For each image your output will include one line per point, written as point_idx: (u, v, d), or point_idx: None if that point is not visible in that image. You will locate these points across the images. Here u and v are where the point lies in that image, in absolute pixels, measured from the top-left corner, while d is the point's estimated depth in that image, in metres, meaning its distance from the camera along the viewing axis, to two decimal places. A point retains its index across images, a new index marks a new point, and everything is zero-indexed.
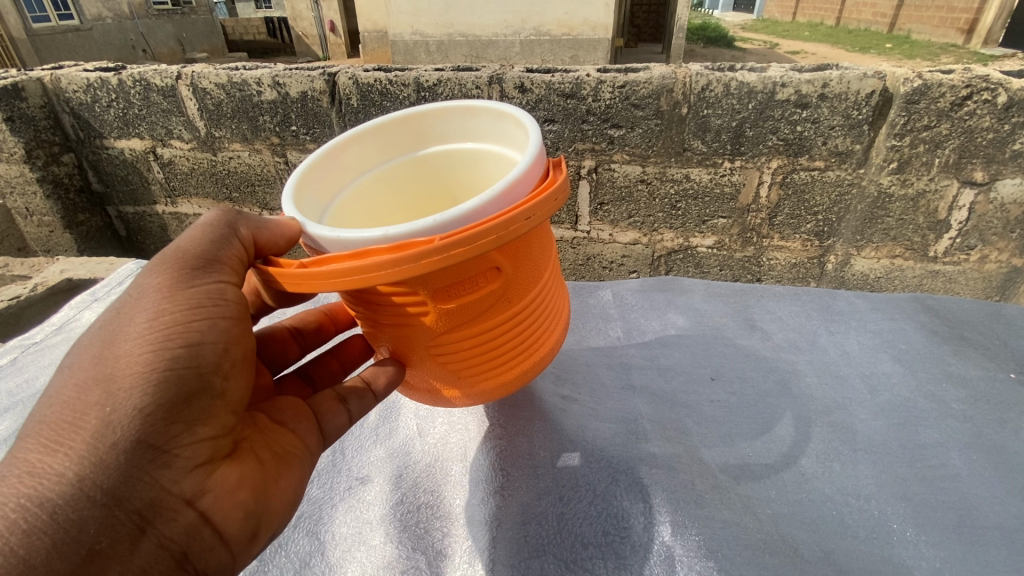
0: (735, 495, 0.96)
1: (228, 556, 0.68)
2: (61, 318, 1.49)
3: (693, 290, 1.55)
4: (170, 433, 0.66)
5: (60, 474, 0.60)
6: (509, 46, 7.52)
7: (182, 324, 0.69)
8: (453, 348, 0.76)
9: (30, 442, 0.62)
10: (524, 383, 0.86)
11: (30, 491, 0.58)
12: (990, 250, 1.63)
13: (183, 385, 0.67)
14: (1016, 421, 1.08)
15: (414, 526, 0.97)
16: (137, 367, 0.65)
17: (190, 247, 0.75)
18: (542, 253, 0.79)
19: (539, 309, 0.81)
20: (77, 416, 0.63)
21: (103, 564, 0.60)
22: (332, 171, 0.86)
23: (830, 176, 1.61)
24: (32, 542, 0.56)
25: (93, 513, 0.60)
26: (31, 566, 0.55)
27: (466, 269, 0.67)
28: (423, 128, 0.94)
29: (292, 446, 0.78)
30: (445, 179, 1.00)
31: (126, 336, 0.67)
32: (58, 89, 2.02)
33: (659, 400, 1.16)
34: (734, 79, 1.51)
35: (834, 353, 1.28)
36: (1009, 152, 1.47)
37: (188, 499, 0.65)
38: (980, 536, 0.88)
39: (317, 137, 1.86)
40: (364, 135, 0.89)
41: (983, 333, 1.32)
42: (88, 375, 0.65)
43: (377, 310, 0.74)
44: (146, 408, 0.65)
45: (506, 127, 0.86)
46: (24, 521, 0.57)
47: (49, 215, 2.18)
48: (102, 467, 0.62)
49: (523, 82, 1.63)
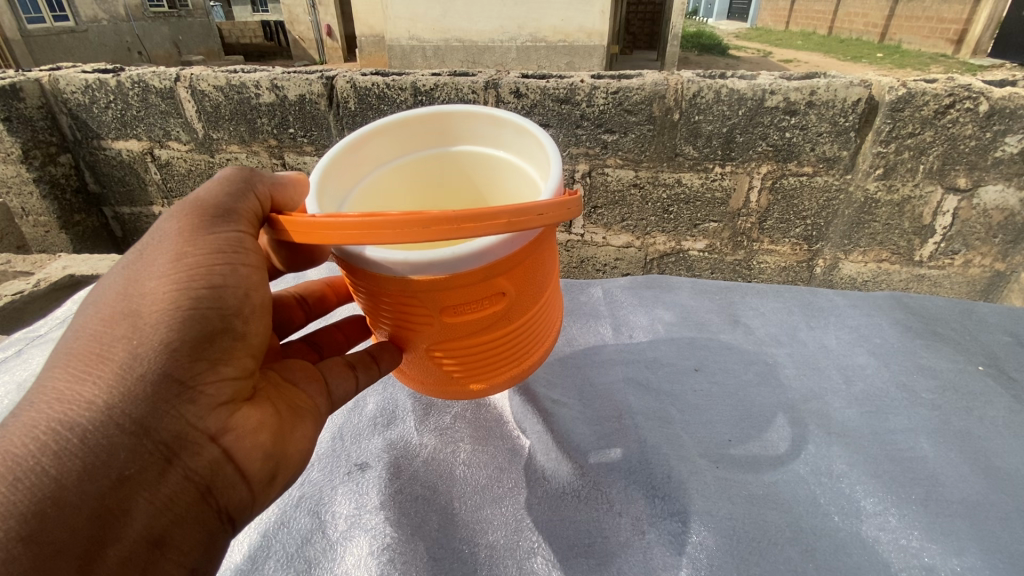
0: (714, 478, 1.00)
1: (248, 492, 0.71)
2: (62, 312, 1.52)
3: (681, 287, 1.60)
4: (195, 369, 0.67)
5: (90, 402, 0.62)
6: (506, 52, 7.60)
7: (204, 268, 0.70)
8: (441, 331, 0.78)
9: (59, 372, 0.64)
10: (500, 379, 0.88)
11: (60, 416, 0.60)
12: (973, 255, 1.69)
13: (207, 326, 0.69)
14: (983, 409, 1.13)
15: (412, 511, 0.99)
16: (162, 306, 0.67)
17: (206, 199, 0.75)
18: (541, 278, 0.83)
19: (523, 322, 0.83)
20: (105, 349, 0.65)
21: (132, 489, 0.61)
22: (354, 162, 0.91)
23: (818, 182, 1.66)
24: (63, 463, 0.58)
25: (122, 440, 0.62)
26: (63, 485, 0.58)
27: (468, 270, 0.70)
28: (447, 127, 0.97)
29: (306, 400, 0.81)
30: (460, 175, 1.03)
31: (151, 276, 0.68)
32: (56, 90, 2.05)
33: (644, 390, 1.21)
34: (725, 87, 1.57)
35: (814, 346, 1.33)
36: (991, 159, 1.53)
37: (211, 434, 0.67)
38: (944, 514, 0.93)
39: (316, 139, 1.89)
40: (386, 129, 0.93)
41: (957, 329, 1.38)
42: (115, 311, 0.67)
43: (378, 288, 0.76)
44: (171, 344, 0.66)
45: (529, 145, 0.90)
46: (54, 442, 0.59)
47: (45, 215, 2.21)
48: (128, 397, 0.63)
49: (519, 87, 1.67)
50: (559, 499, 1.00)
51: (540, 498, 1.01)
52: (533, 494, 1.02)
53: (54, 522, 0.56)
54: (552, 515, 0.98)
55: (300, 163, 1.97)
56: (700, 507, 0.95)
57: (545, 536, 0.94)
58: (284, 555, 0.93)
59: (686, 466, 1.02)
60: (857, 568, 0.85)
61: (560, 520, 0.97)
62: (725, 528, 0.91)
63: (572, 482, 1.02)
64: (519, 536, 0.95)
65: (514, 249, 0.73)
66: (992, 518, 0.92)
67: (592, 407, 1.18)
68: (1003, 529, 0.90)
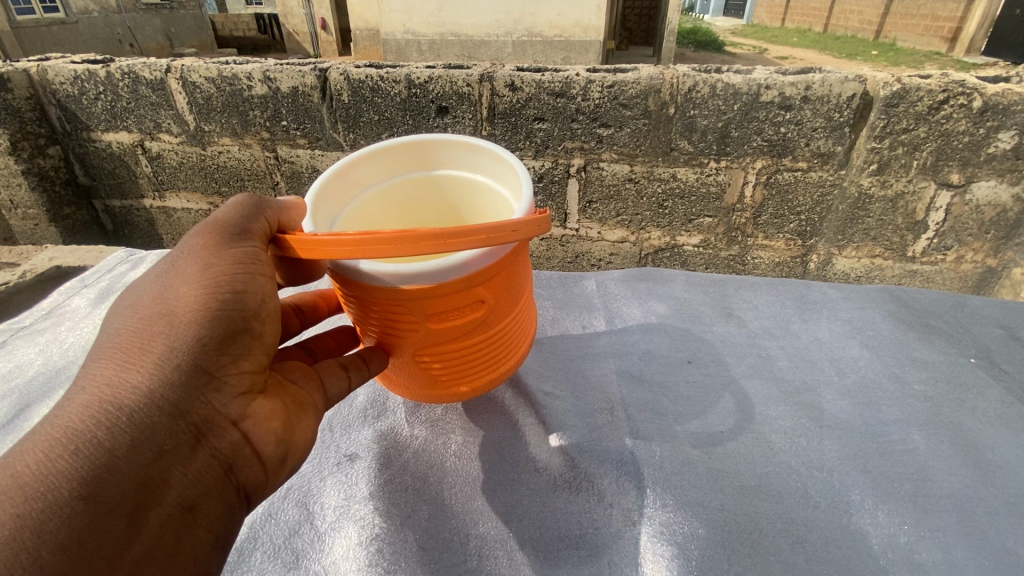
0: (705, 471, 0.99)
1: (263, 474, 0.71)
2: (49, 303, 1.50)
3: (676, 280, 1.60)
4: (222, 361, 0.68)
5: (135, 386, 0.62)
6: (502, 46, 7.57)
7: (228, 274, 0.70)
8: (427, 343, 0.79)
9: (102, 361, 0.64)
10: (482, 386, 0.90)
11: (107, 397, 0.60)
12: (966, 251, 1.69)
13: (231, 324, 0.69)
14: (975, 401, 1.14)
15: (402, 503, 0.98)
16: (195, 306, 0.68)
17: (223, 218, 0.75)
18: (519, 288, 0.85)
19: (503, 333, 0.85)
20: (146, 341, 0.65)
21: (169, 464, 0.61)
22: (342, 186, 0.89)
23: (812, 177, 1.66)
24: (114, 436, 0.59)
25: (161, 420, 0.62)
26: (113, 456, 0.58)
27: (449, 284, 0.72)
28: (428, 153, 0.97)
29: (304, 396, 0.78)
30: (441, 199, 1.03)
31: (183, 279, 0.69)
32: (45, 81, 2.02)
33: (638, 383, 1.20)
34: (720, 81, 1.56)
35: (807, 339, 1.33)
36: (984, 155, 1.53)
37: (233, 420, 0.67)
38: (934, 507, 0.93)
39: (309, 132, 1.87)
40: (370, 156, 0.92)
41: (949, 322, 1.38)
42: (151, 309, 0.67)
43: (365, 301, 0.76)
44: (201, 337, 0.66)
45: (505, 170, 0.91)
46: (106, 418, 0.59)
47: (35, 208, 2.18)
48: (167, 383, 0.63)
49: (514, 80, 1.65)
50: (550, 492, 1.00)
51: (531, 491, 1.00)
52: (523, 486, 1.01)
53: (104, 489, 0.56)
54: (542, 508, 0.97)
55: (293, 156, 1.95)
56: (691, 499, 0.94)
57: (535, 529, 0.94)
58: (272, 545, 0.92)
59: (677, 458, 1.02)
60: (846, 561, 0.85)
61: (552, 513, 0.96)
62: (716, 521, 0.91)
63: (563, 475, 1.02)
64: (508, 527, 0.94)
65: (494, 263, 0.75)
66: (981, 509, 0.92)
67: (585, 400, 1.17)
68: (992, 519, 0.91)
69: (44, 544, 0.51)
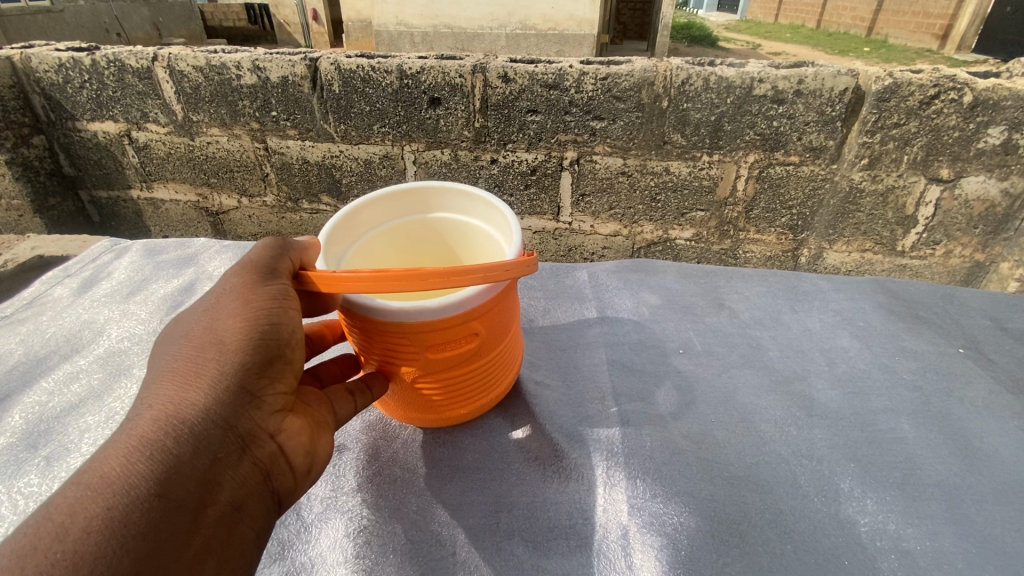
0: (696, 460, 0.99)
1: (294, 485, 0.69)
2: (31, 292, 1.48)
3: (668, 272, 1.59)
4: (264, 382, 0.67)
5: (193, 402, 0.61)
6: (496, 40, 7.53)
7: (267, 306, 0.70)
8: (424, 372, 0.81)
9: (159, 380, 0.63)
10: (473, 409, 0.92)
11: (168, 410, 0.59)
12: (954, 245, 1.70)
13: (272, 343, 0.69)
14: (963, 391, 1.14)
15: (390, 495, 0.97)
16: (242, 331, 0.67)
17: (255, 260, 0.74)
18: (510, 320, 0.87)
19: (494, 360, 0.87)
20: (200, 361, 0.64)
21: (223, 472, 0.60)
22: (342, 232, 0.89)
23: (804, 171, 1.66)
24: (181, 444, 0.58)
25: (215, 433, 0.61)
26: (179, 462, 0.57)
27: (448, 319, 0.73)
28: (421, 200, 0.98)
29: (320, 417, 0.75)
30: (435, 243, 1.03)
31: (229, 312, 0.69)
32: (28, 68, 1.97)
33: (631, 375, 1.20)
34: (714, 75, 1.54)
35: (798, 330, 1.33)
36: (974, 150, 1.53)
37: (271, 433, 0.66)
38: (923, 496, 0.93)
39: (298, 122, 1.85)
40: (368, 204, 0.92)
41: (938, 313, 1.39)
42: (202, 335, 0.67)
43: (366, 333, 0.78)
44: (247, 359, 0.66)
45: (495, 214, 0.92)
46: (174, 427, 0.58)
47: (19, 198, 2.14)
48: (219, 398, 0.62)
49: (507, 71, 1.63)
50: (541, 482, 0.99)
51: (521, 480, 1.00)
52: (514, 476, 1.00)
53: (173, 488, 0.56)
54: (533, 499, 0.96)
55: (282, 147, 1.92)
56: (681, 489, 0.94)
57: (525, 519, 0.93)
58: None
59: (668, 447, 1.01)
60: (835, 549, 0.86)
61: (542, 503, 0.96)
62: (707, 509, 0.91)
63: (555, 466, 1.01)
64: (498, 516, 0.94)
65: (491, 298, 0.77)
66: (968, 498, 0.93)
67: (577, 391, 1.17)
68: (979, 507, 0.92)
69: (128, 534, 0.51)
